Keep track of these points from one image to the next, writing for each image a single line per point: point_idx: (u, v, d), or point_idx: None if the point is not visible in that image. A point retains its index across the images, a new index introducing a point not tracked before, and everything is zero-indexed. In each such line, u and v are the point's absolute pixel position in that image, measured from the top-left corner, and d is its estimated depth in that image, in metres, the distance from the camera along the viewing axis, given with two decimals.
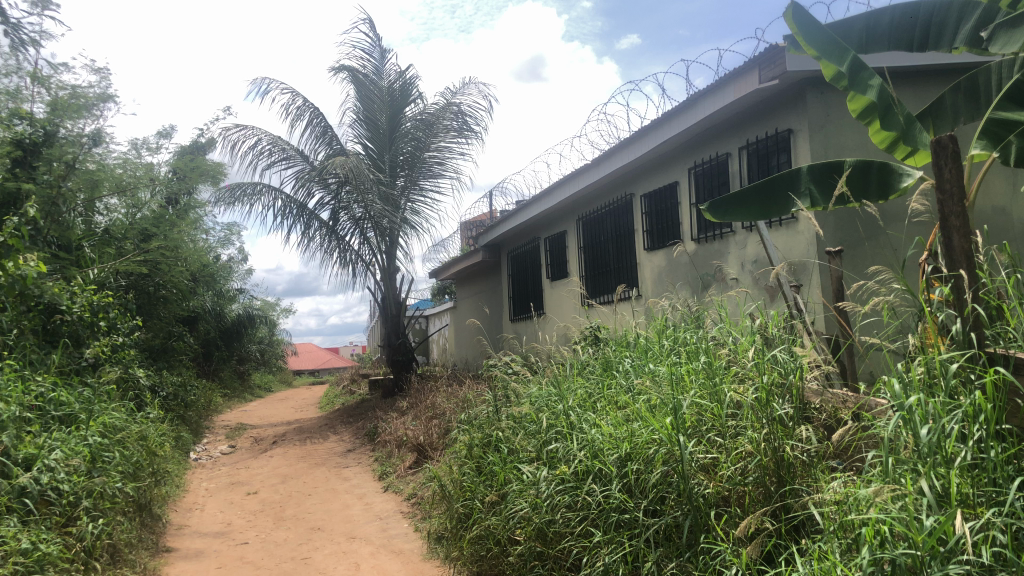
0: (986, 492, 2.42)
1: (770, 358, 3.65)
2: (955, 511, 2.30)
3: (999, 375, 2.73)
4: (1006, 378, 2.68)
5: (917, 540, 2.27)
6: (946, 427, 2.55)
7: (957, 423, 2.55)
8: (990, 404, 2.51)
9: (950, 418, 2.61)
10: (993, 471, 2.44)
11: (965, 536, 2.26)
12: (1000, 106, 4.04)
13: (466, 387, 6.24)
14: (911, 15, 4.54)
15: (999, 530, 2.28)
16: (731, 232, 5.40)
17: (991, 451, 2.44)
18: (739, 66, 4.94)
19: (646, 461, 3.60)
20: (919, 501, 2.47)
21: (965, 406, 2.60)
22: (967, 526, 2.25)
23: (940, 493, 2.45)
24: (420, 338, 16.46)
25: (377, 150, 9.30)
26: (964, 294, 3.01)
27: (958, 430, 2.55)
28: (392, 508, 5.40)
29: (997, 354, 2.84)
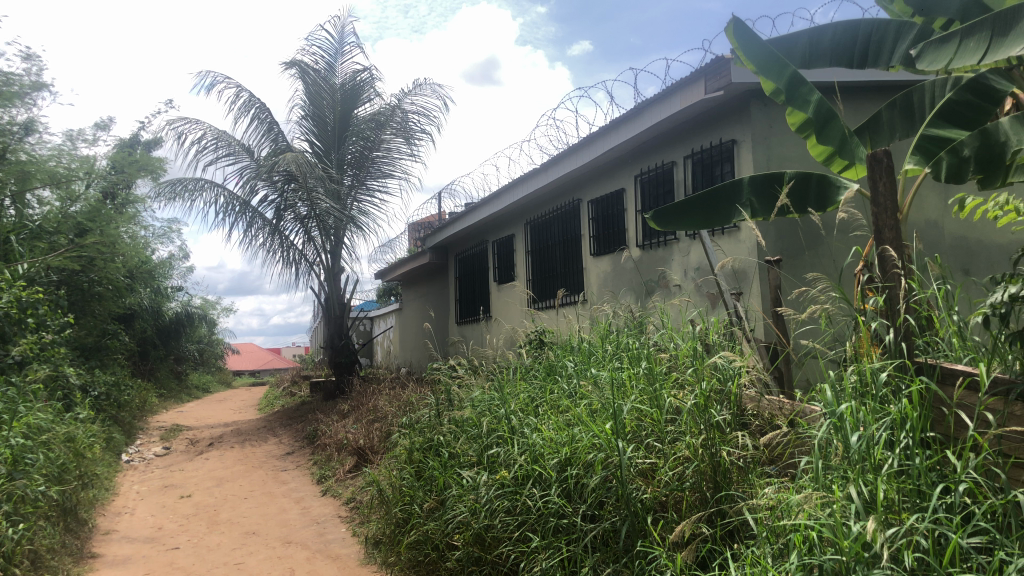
0: (909, 498, 2.48)
1: (709, 364, 3.71)
2: (880, 516, 2.36)
3: (926, 386, 2.81)
4: (933, 388, 2.76)
5: (843, 545, 2.32)
6: (874, 435, 2.63)
7: (885, 430, 2.62)
8: (915, 412, 2.59)
9: (878, 426, 2.69)
10: (918, 478, 2.50)
11: (889, 542, 2.31)
12: (932, 123, 4.23)
13: (409, 390, 6.18)
14: (852, 32, 4.68)
15: (921, 535, 2.33)
16: (675, 240, 5.47)
17: (916, 458, 2.50)
18: (686, 76, 5.01)
19: (586, 466, 3.64)
20: (847, 507, 2.52)
21: (891, 414, 2.68)
22: (891, 533, 2.30)
23: (867, 499, 2.51)
24: (365, 340, 16.30)
25: (324, 148, 9.19)
26: (895, 306, 3.10)
27: (886, 438, 2.63)
28: (330, 512, 5.33)
29: (926, 363, 2.92)
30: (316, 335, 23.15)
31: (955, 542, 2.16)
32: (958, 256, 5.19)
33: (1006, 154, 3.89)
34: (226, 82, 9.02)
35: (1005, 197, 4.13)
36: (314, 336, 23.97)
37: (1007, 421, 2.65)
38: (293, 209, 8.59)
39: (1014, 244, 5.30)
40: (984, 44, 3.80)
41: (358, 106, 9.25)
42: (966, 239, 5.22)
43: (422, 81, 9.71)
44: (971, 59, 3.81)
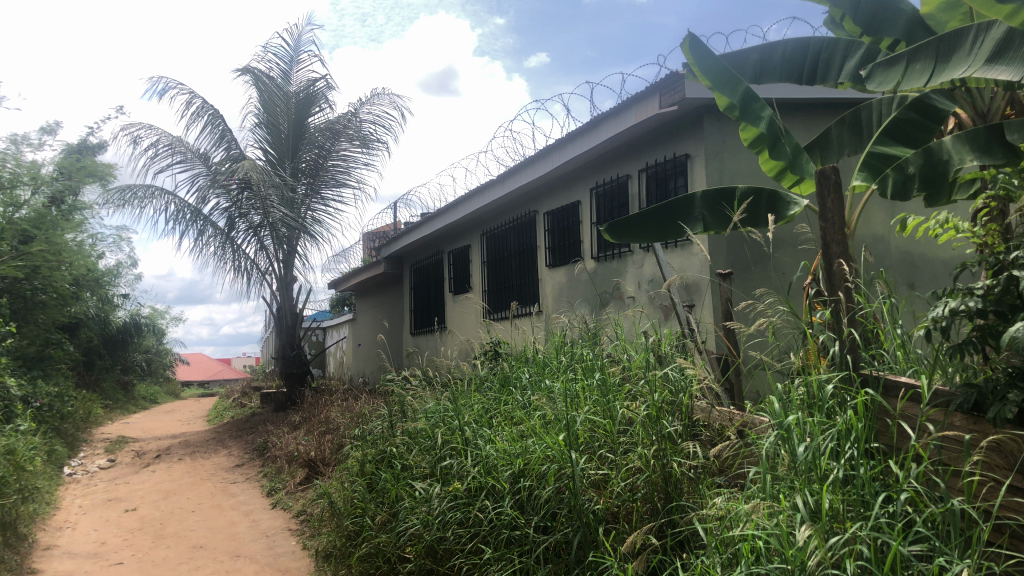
0: (853, 507, 2.53)
1: (661, 376, 3.76)
2: (824, 525, 2.40)
3: (870, 397, 2.89)
4: (876, 400, 2.83)
5: (787, 554, 2.37)
6: (819, 445, 2.68)
7: (831, 441, 2.68)
8: (859, 423, 2.65)
9: (824, 437, 2.74)
10: (861, 488, 2.55)
11: (832, 552, 2.36)
12: (879, 140, 4.39)
13: (361, 401, 6.11)
14: (801, 50, 4.80)
15: (863, 543, 2.38)
16: (629, 252, 5.53)
17: (861, 468, 2.56)
18: (641, 91, 5.08)
19: (538, 478, 3.66)
20: (793, 517, 2.56)
21: (837, 425, 2.74)
22: (834, 541, 2.34)
23: (813, 509, 2.55)
24: (317, 350, 16.12)
25: (278, 156, 9.10)
26: (839, 319, 3.17)
27: (832, 448, 2.69)
28: (279, 525, 5.25)
29: (870, 375, 3.00)
30: (269, 344, 22.82)
31: (895, 550, 2.20)
32: (903, 270, 5.33)
33: (949, 172, 4.02)
34: (178, 88, 8.89)
35: (948, 215, 4.25)
36: (266, 347, 23.62)
37: (946, 431, 2.70)
38: (246, 218, 8.48)
39: (956, 259, 5.47)
40: (930, 67, 3.92)
41: (313, 113, 9.20)
42: (911, 254, 5.37)
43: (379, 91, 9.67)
44: (918, 82, 3.91)
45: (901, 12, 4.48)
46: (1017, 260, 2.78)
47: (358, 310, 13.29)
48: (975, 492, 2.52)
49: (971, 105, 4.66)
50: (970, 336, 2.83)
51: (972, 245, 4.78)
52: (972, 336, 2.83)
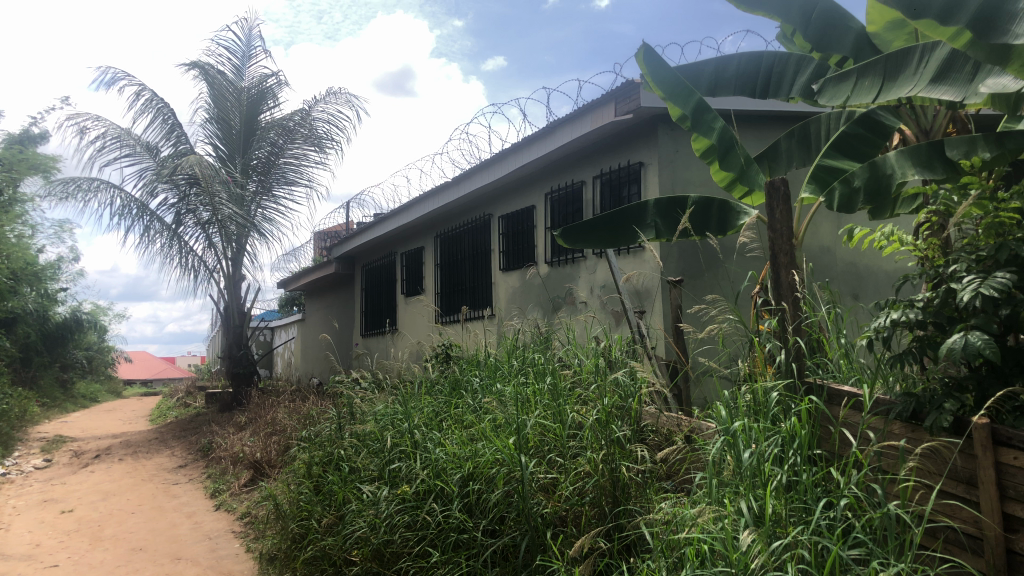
0: (796, 512, 2.58)
1: (612, 381, 3.81)
2: (767, 528, 2.45)
3: (813, 405, 2.96)
4: (819, 407, 2.90)
5: (730, 557, 2.41)
6: (764, 452, 2.74)
7: (775, 447, 2.74)
8: (803, 431, 2.71)
9: (769, 443, 2.80)
10: (804, 493, 2.61)
11: (774, 556, 2.40)
12: (827, 153, 4.50)
13: (309, 402, 6.02)
14: (754, 65, 4.92)
15: (805, 548, 2.42)
16: (582, 257, 5.56)
17: (803, 474, 2.62)
18: (597, 98, 5.12)
19: (487, 481, 3.68)
20: (738, 521, 2.60)
21: (782, 431, 2.79)
22: (775, 546, 2.39)
23: (758, 514, 2.60)
24: (264, 350, 15.86)
25: (228, 151, 8.95)
26: (786, 328, 3.24)
27: (776, 454, 2.75)
28: (223, 527, 5.14)
29: (814, 384, 3.07)
30: (215, 343, 22.38)
31: (833, 555, 2.25)
32: (848, 281, 5.46)
33: (892, 187, 4.12)
34: (127, 80, 8.69)
35: (891, 228, 4.35)
36: (211, 346, 23.16)
37: (886, 439, 2.77)
38: (195, 213, 8.31)
39: (899, 272, 5.62)
40: (878, 85, 4.02)
41: (264, 110, 9.05)
42: (856, 265, 5.49)
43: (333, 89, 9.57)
44: (866, 98, 4.02)
45: (850, 30, 4.60)
46: (955, 273, 2.87)
47: (307, 310, 13.12)
48: (911, 498, 2.58)
49: (915, 122, 4.82)
50: (911, 347, 2.91)
51: (914, 258, 4.92)
52: (912, 347, 2.91)
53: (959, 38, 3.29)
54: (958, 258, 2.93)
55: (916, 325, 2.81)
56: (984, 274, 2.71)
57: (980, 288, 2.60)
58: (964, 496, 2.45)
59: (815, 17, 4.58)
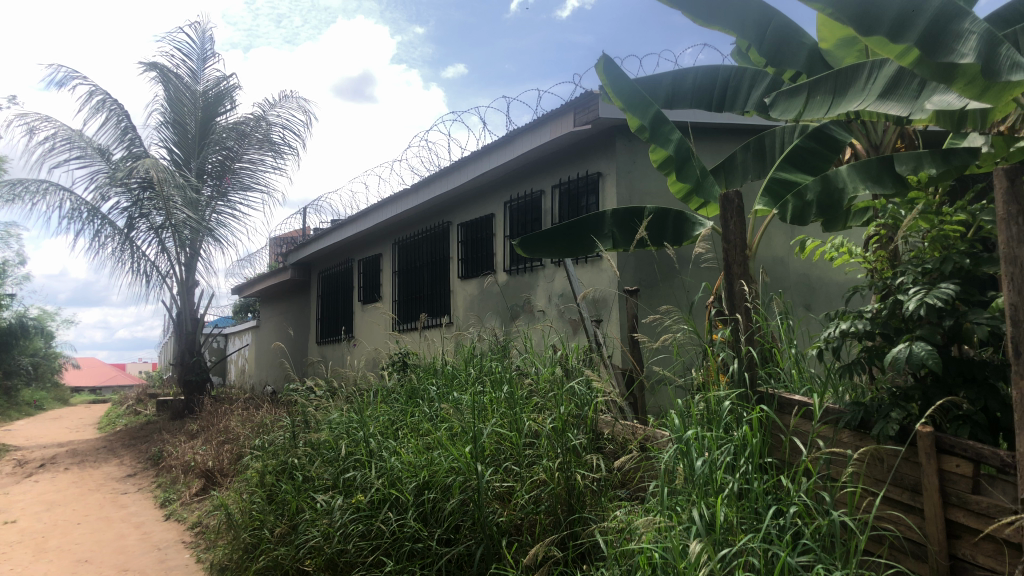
0: (747, 519, 2.62)
1: (569, 390, 3.85)
2: (717, 535, 2.48)
3: (764, 413, 3.01)
4: (770, 416, 2.95)
5: (680, 565, 2.43)
6: (716, 460, 2.78)
7: (727, 456, 2.78)
8: (754, 440, 2.76)
9: (722, 451, 2.84)
10: (755, 501, 2.66)
11: (723, 563, 2.43)
12: (782, 167, 4.59)
13: (263, 410, 5.93)
14: (711, 78, 4.99)
15: (754, 555, 2.46)
16: (541, 266, 5.59)
17: (754, 481, 2.66)
18: (556, 108, 5.16)
19: (443, 490, 3.67)
20: (690, 529, 2.63)
21: (734, 439, 2.84)
22: (725, 553, 2.42)
23: (709, 521, 2.63)
24: (217, 357, 15.58)
25: (184, 156, 8.84)
26: (739, 338, 3.28)
27: (728, 462, 2.79)
28: (172, 537, 5.03)
29: (765, 393, 3.13)
30: (166, 350, 21.96)
31: (781, 561, 2.28)
32: (800, 292, 5.57)
33: (844, 200, 4.23)
34: (79, 80, 8.50)
35: (842, 241, 4.46)
36: (162, 353, 22.68)
37: (834, 447, 2.82)
38: (147, 218, 8.17)
39: (849, 284, 5.76)
40: (828, 100, 4.12)
41: (220, 114, 8.93)
42: (808, 276, 5.61)
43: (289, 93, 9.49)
44: (817, 113, 4.11)
45: (803, 46, 4.70)
46: (902, 285, 2.95)
47: (261, 317, 12.95)
48: (857, 506, 2.63)
49: (866, 137, 4.94)
50: (859, 357, 2.98)
51: (863, 270, 5.03)
52: (861, 357, 2.98)
53: (908, 56, 3.18)
54: (905, 270, 3.01)
55: (865, 335, 2.88)
56: (929, 286, 2.79)
57: (925, 299, 2.68)
58: (907, 503, 2.51)
59: (769, 32, 4.65)
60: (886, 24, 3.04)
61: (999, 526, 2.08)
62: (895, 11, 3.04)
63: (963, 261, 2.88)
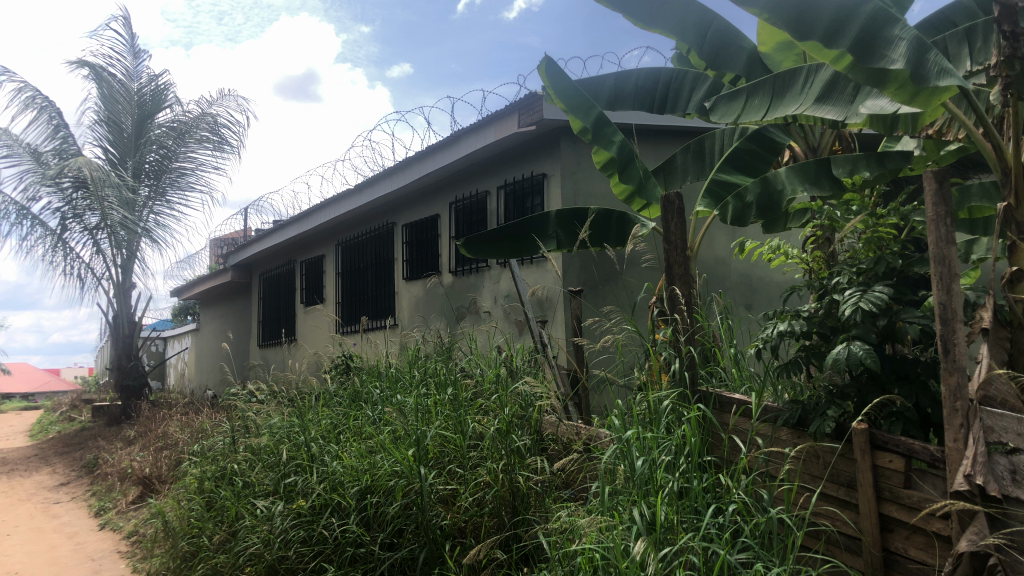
0: (687, 518, 2.63)
1: (513, 392, 3.85)
2: (657, 535, 2.49)
3: (703, 412, 3.04)
4: (709, 416, 2.98)
5: (620, 565, 2.43)
6: (657, 460, 2.79)
7: (668, 456, 2.79)
8: (694, 438, 2.78)
9: (662, 450, 2.86)
10: (695, 500, 2.68)
11: (664, 563, 2.43)
12: (721, 168, 4.64)
13: (202, 414, 5.83)
14: (653, 80, 5.04)
15: (694, 553, 2.47)
16: (487, 267, 5.59)
17: (694, 481, 2.68)
18: (501, 108, 5.16)
19: (386, 494, 3.65)
20: (630, 529, 2.64)
21: (674, 439, 2.86)
22: (666, 553, 2.42)
23: (650, 521, 2.64)
24: (156, 361, 15.23)
25: (119, 155, 8.63)
26: (679, 336, 3.29)
27: (669, 463, 2.80)
28: (107, 547, 4.92)
29: (706, 394, 3.17)
30: (103, 354, 21.46)
31: (721, 559, 2.29)
32: (741, 292, 5.65)
33: (783, 202, 4.29)
34: (7, 76, 8.21)
35: (780, 241, 4.53)
36: (99, 357, 22.09)
37: (772, 445, 2.86)
38: (81, 219, 7.96)
39: (788, 283, 5.88)
40: (767, 103, 4.19)
41: (156, 112, 8.74)
42: (750, 276, 5.71)
43: (226, 92, 9.33)
44: (755, 115, 4.19)
45: (743, 49, 4.75)
46: (837, 286, 3.00)
47: (202, 319, 12.73)
48: (793, 503, 2.68)
49: (804, 140, 5.02)
50: (797, 357, 3.03)
51: (801, 270, 5.15)
52: (799, 356, 3.03)
53: (842, 60, 3.15)
54: (840, 270, 3.06)
55: (802, 334, 2.92)
56: (863, 288, 2.85)
57: (860, 301, 2.73)
58: (842, 499, 2.57)
59: (709, 35, 4.69)
60: (821, 28, 3.06)
61: (928, 518, 2.14)
62: (829, 17, 3.06)
63: (894, 262, 2.94)
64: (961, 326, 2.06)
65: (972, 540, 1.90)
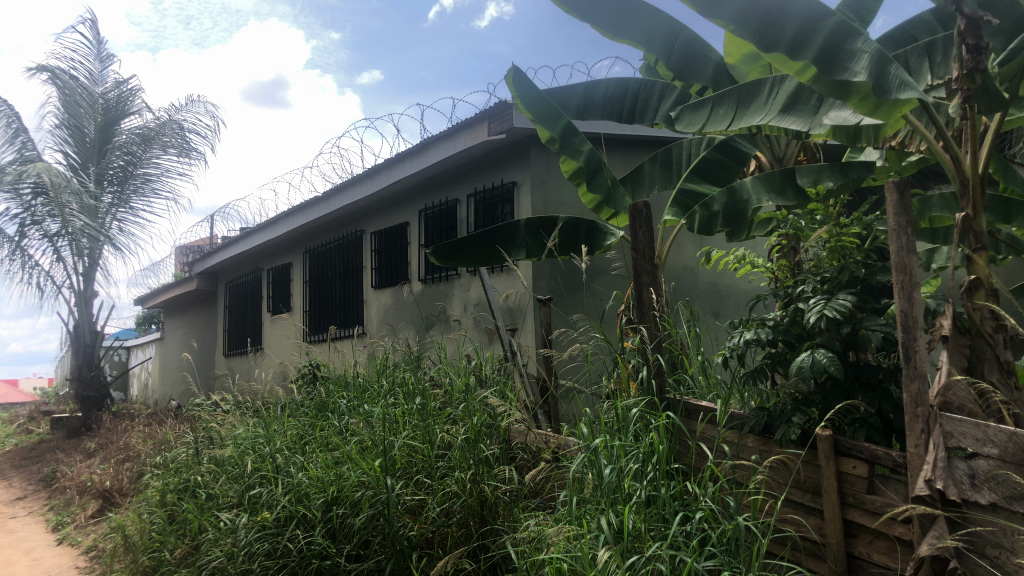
0: (655, 526, 2.61)
1: (481, 401, 3.82)
2: (624, 544, 2.47)
3: (672, 420, 3.04)
4: (677, 423, 2.98)
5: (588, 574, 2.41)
6: (625, 467, 2.78)
7: (637, 463, 2.78)
8: (661, 446, 2.77)
9: (631, 458, 2.85)
10: (664, 507, 2.67)
11: (632, 572, 2.41)
12: (688, 178, 4.67)
13: (165, 425, 5.72)
14: (621, 90, 5.06)
15: (662, 561, 2.46)
16: (456, 276, 5.57)
17: (663, 488, 2.66)
18: (470, 116, 5.16)
19: (352, 505, 3.60)
20: (598, 538, 2.63)
21: (643, 447, 2.86)
22: (634, 560, 2.41)
23: (618, 529, 2.62)
24: (118, 372, 14.97)
25: (80, 160, 8.48)
26: (647, 344, 3.31)
27: (637, 470, 2.79)
28: (65, 563, 4.81)
29: (674, 401, 3.18)
30: (62, 364, 21.03)
31: (689, 566, 2.28)
32: (709, 300, 5.70)
33: (748, 211, 4.33)
34: None
35: (746, 250, 4.56)
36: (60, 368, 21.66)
37: (739, 452, 2.87)
38: (40, 226, 7.79)
39: (754, 291, 5.95)
40: (731, 113, 4.23)
41: (120, 118, 8.62)
42: (717, 284, 5.76)
43: (193, 98, 9.23)
44: (720, 124, 4.24)
45: (710, 60, 4.80)
46: (802, 294, 3.03)
47: (165, 329, 12.56)
48: (760, 510, 2.69)
49: (770, 150, 5.08)
50: (763, 365, 3.06)
51: (767, 279, 5.21)
52: (765, 364, 3.05)
53: (806, 72, 3.16)
54: (805, 279, 3.09)
55: (768, 343, 2.94)
56: (828, 296, 2.87)
57: (825, 309, 2.75)
58: (808, 505, 2.58)
59: (676, 46, 4.73)
60: (786, 40, 3.08)
61: (890, 523, 2.16)
62: (794, 28, 3.08)
63: (858, 270, 2.98)
64: (923, 333, 2.09)
65: (931, 542, 1.92)
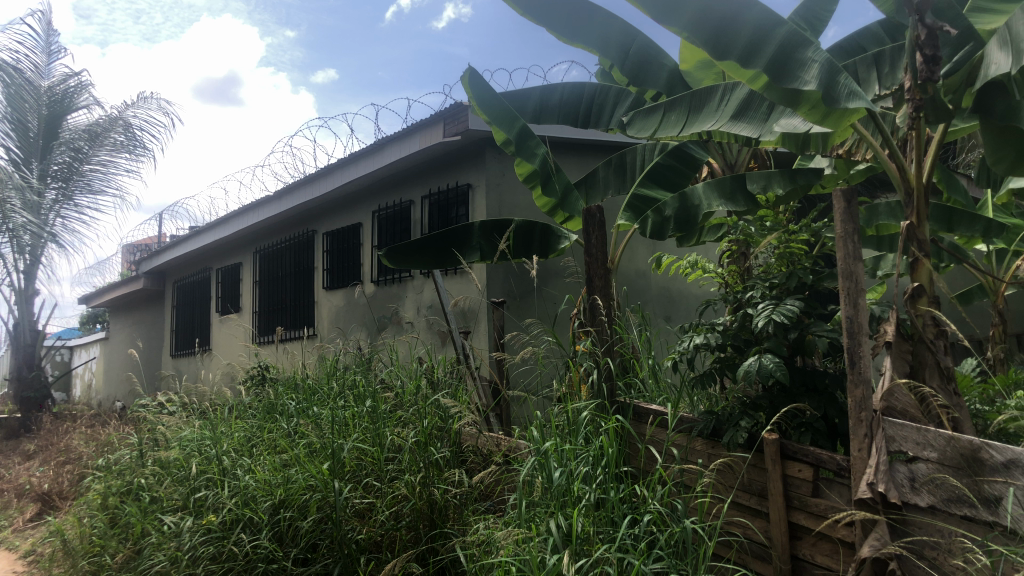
0: (604, 529, 2.61)
1: (431, 403, 3.80)
2: (571, 548, 2.47)
3: (620, 423, 3.06)
4: (626, 426, 2.99)
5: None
6: (574, 470, 2.78)
7: (585, 466, 2.78)
8: (611, 448, 2.78)
9: (580, 461, 2.85)
10: (612, 510, 2.67)
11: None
12: (641, 182, 4.69)
13: (109, 426, 5.60)
14: (576, 94, 5.07)
15: (610, 563, 2.46)
16: (409, 277, 5.55)
17: (611, 491, 2.66)
18: (425, 117, 5.15)
19: (300, 509, 3.55)
20: (545, 541, 2.62)
21: (592, 450, 2.86)
22: (579, 563, 2.41)
23: (567, 532, 2.61)
24: (63, 371, 14.63)
25: (24, 155, 8.26)
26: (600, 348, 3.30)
27: (585, 473, 2.78)
28: (2, 568, 4.68)
29: (623, 405, 3.20)
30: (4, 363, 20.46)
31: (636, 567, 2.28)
32: (661, 304, 5.76)
33: (700, 216, 4.37)
34: None
35: (698, 255, 4.61)
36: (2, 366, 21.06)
37: (688, 455, 2.89)
38: None
39: (705, 296, 6.03)
40: (684, 118, 4.26)
41: (67, 113, 8.43)
42: (669, 289, 5.84)
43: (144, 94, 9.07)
44: (672, 130, 4.27)
45: (664, 66, 4.81)
46: (751, 299, 3.06)
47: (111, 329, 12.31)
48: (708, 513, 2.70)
49: (722, 156, 5.14)
50: (712, 369, 3.09)
51: (717, 285, 5.30)
52: (714, 368, 3.09)
53: (759, 80, 3.19)
54: (753, 284, 3.13)
55: (716, 347, 2.96)
56: (776, 301, 2.91)
57: (773, 314, 2.78)
58: (754, 508, 2.61)
59: (632, 51, 4.73)
60: (739, 48, 3.09)
61: (834, 525, 2.19)
62: (747, 36, 3.09)
63: (806, 277, 3.03)
64: (867, 339, 2.12)
65: (872, 545, 1.96)
